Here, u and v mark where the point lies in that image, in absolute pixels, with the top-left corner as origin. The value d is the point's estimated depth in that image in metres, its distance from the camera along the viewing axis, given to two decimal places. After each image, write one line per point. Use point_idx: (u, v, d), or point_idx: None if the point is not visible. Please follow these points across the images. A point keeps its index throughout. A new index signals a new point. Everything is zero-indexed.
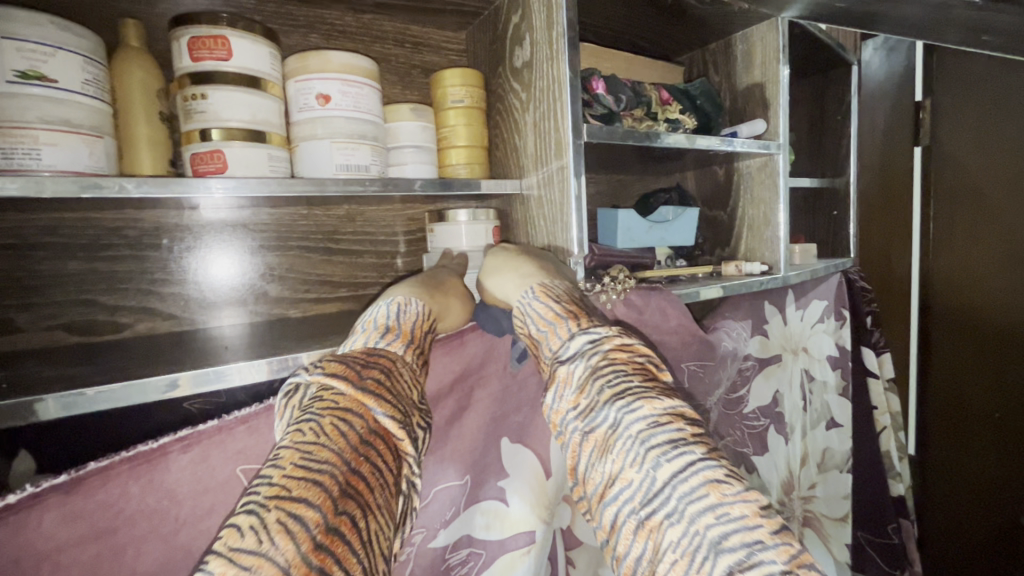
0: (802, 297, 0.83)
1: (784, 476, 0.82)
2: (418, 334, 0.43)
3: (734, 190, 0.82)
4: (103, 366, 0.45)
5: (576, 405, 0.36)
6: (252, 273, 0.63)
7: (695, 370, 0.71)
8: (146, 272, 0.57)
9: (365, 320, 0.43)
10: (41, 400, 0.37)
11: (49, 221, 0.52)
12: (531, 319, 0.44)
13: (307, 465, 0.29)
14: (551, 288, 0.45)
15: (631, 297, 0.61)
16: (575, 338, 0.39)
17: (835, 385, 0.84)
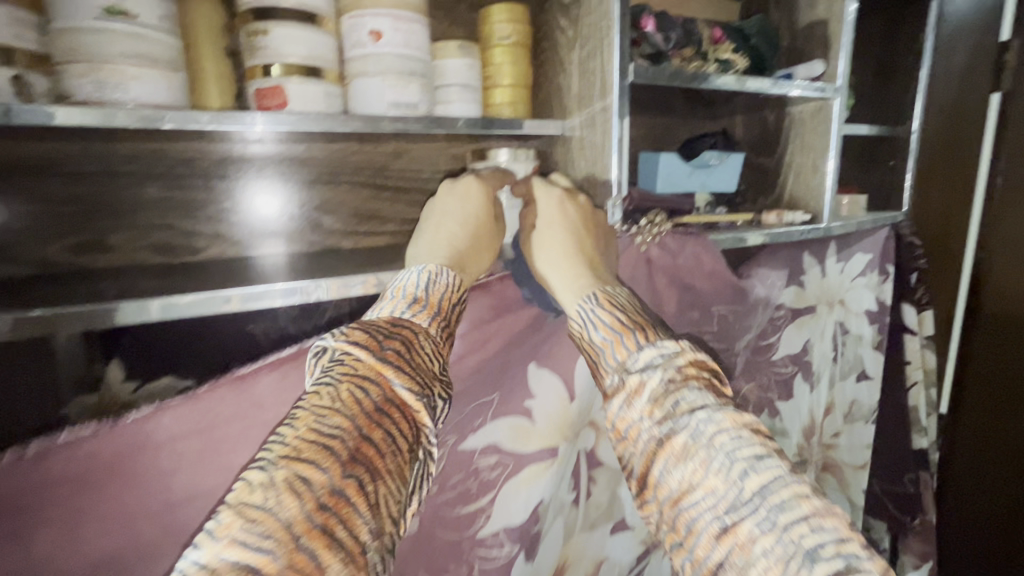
0: (845, 250, 0.82)
1: (807, 423, 0.85)
2: (444, 304, 0.49)
3: (783, 136, 0.80)
4: (184, 283, 0.51)
5: (651, 414, 0.41)
6: (307, 205, 0.67)
7: (726, 315, 0.73)
8: (214, 203, 0.63)
9: (397, 287, 0.48)
10: (147, 303, 0.44)
11: (131, 151, 0.57)
12: (592, 327, 0.48)
13: (320, 429, 0.33)
14: (615, 297, 0.49)
15: (665, 241, 0.62)
16: (644, 350, 0.44)
17: (871, 339, 0.83)
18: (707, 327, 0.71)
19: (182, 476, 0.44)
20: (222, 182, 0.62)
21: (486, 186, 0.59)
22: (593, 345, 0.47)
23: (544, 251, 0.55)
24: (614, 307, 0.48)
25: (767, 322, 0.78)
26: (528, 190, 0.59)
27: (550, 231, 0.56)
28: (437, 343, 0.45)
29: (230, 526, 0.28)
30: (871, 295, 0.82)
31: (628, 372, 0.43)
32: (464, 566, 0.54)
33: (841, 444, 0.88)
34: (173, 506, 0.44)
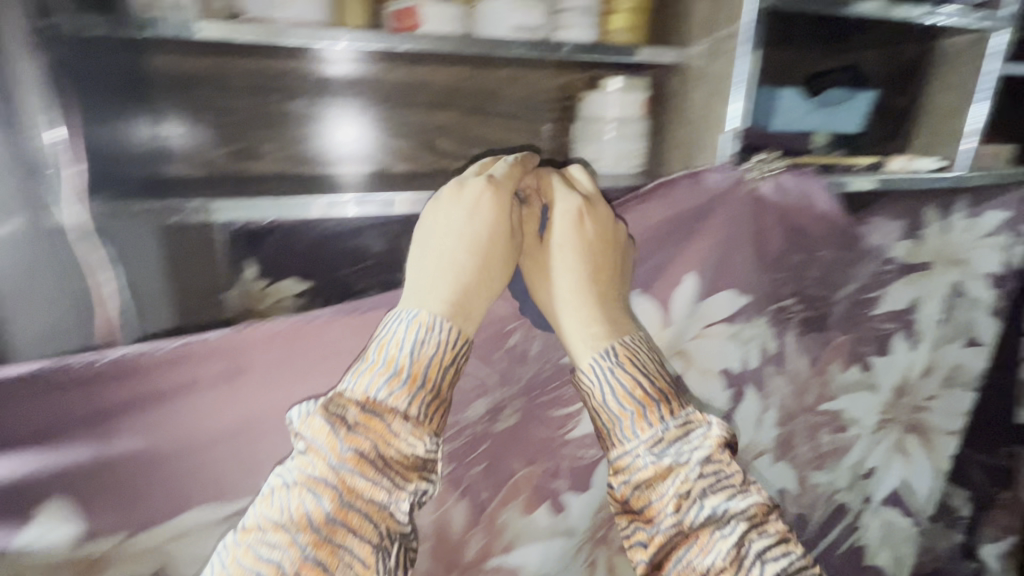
0: (977, 205, 0.76)
1: (904, 384, 0.81)
2: (432, 371, 0.43)
3: (922, 75, 0.74)
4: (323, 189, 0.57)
5: (676, 503, 0.42)
6: (417, 126, 0.70)
7: (833, 261, 0.70)
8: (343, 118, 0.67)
9: (382, 342, 0.43)
10: (313, 199, 0.50)
11: (271, 67, 0.62)
12: (612, 400, 0.47)
13: (259, 553, 0.35)
14: (636, 352, 0.50)
15: (784, 180, 0.61)
16: (664, 429, 0.45)
17: (987, 303, 0.80)
18: (808, 273, 0.69)
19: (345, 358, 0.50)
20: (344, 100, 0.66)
21: (498, 196, 0.50)
22: (609, 416, 0.47)
23: (561, 284, 0.52)
24: (637, 372, 0.48)
25: (874, 275, 0.74)
26: (532, 195, 0.55)
27: (559, 258, 0.53)
28: (419, 425, 0.41)
29: None
30: (997, 255, 0.79)
31: (652, 455, 0.44)
32: (553, 462, 0.60)
33: (937, 409, 0.84)
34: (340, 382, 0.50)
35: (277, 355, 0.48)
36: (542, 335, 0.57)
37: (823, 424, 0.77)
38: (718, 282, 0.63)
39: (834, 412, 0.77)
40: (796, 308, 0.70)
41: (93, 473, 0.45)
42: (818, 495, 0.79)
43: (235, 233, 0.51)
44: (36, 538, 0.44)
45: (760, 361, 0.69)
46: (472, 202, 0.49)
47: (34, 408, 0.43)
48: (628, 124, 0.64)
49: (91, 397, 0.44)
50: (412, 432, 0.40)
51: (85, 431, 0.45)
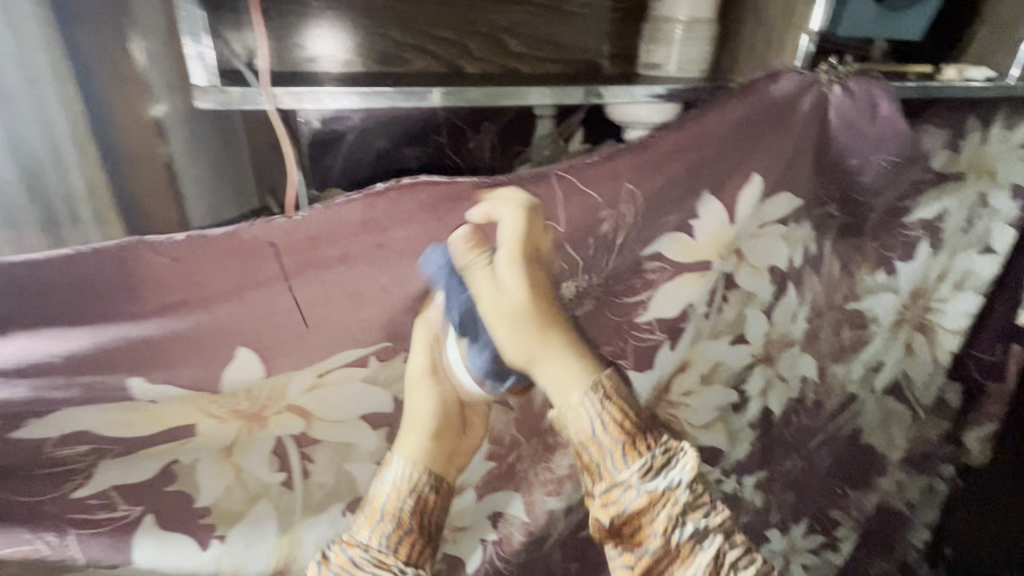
0: (1015, 117, 0.81)
1: (919, 283, 0.88)
2: (407, 517, 0.54)
3: None
4: (365, 83, 0.57)
5: (644, 495, 0.55)
6: (447, 32, 0.68)
7: (885, 167, 0.73)
8: (397, 15, 0.65)
9: (377, 500, 0.53)
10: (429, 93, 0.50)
11: None
12: (599, 429, 0.57)
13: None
14: (596, 399, 0.57)
15: (849, 84, 0.62)
16: (636, 465, 0.56)
17: (1005, 215, 0.88)
18: (858, 179, 0.72)
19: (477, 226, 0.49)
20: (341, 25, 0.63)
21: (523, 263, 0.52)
22: (602, 447, 0.57)
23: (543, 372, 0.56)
24: (598, 419, 0.57)
25: (911, 185, 0.79)
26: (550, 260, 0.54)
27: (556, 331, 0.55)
28: (382, 553, 0.52)
29: None
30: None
31: (641, 487, 0.56)
32: (621, 342, 0.65)
33: (945, 311, 0.94)
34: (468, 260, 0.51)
35: (420, 228, 0.47)
36: (620, 222, 0.58)
37: (845, 320, 0.85)
38: (783, 183, 0.67)
39: (857, 308, 0.85)
40: (838, 214, 0.75)
41: (268, 324, 0.45)
42: (831, 382, 0.89)
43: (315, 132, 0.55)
44: (237, 371, 0.45)
45: (803, 262, 0.75)
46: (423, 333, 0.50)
47: (240, 264, 0.42)
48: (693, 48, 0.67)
49: (294, 253, 0.44)
50: (375, 558, 0.51)
51: (280, 288, 0.44)
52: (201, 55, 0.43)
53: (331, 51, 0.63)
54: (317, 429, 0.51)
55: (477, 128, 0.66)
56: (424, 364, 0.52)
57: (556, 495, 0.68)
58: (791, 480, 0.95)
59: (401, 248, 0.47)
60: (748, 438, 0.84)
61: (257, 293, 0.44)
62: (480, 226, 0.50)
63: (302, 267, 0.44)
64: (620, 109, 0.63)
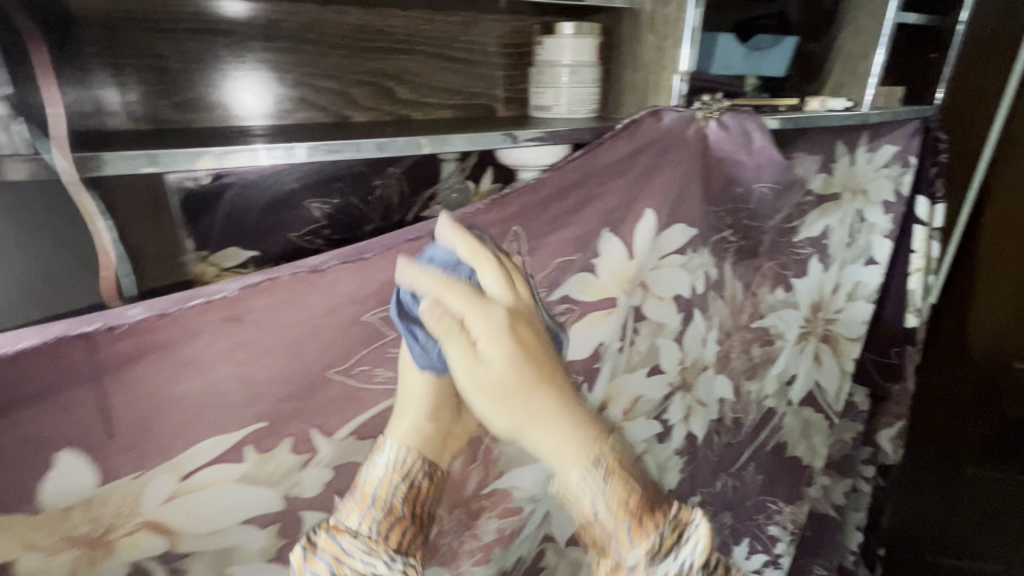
0: (875, 141, 0.89)
1: (816, 298, 0.93)
2: (404, 503, 0.43)
3: (839, 20, 0.80)
4: (231, 141, 0.54)
5: None
6: (309, 87, 0.65)
7: (766, 194, 0.77)
8: (268, 67, 0.62)
9: (371, 481, 0.43)
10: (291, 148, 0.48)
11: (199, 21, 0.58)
12: (604, 491, 0.39)
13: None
14: (616, 478, 0.40)
15: (724, 120, 0.66)
16: (651, 565, 0.40)
17: (881, 228, 0.95)
18: (745, 205, 0.76)
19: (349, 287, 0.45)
20: (243, 69, 0.61)
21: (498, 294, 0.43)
22: (605, 531, 0.40)
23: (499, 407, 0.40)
24: (598, 491, 0.39)
25: (795, 207, 0.84)
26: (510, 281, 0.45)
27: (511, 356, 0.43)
28: (372, 545, 0.41)
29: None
30: (890, 184, 0.93)
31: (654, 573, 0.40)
32: None
33: (843, 321, 1.00)
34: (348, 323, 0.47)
35: (282, 296, 0.43)
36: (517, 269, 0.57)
37: (754, 339, 0.87)
38: (676, 217, 0.68)
39: (764, 326, 0.88)
40: (733, 239, 0.78)
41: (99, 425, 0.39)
42: (749, 401, 0.91)
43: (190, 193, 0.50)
44: (63, 485, 0.39)
45: (706, 289, 0.77)
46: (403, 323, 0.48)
47: (48, 369, 0.36)
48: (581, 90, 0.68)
49: (124, 343, 0.38)
50: (364, 551, 0.41)
51: (124, 385, 0.39)
52: (5, 125, 0.42)
53: (252, 98, 0.62)
54: (185, 536, 0.45)
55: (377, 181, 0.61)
56: (412, 344, 0.48)
57: (484, 562, 0.65)
58: (727, 501, 0.96)
59: (261, 320, 0.42)
60: (677, 467, 0.84)
61: (82, 396, 0.38)
62: (353, 284, 0.46)
63: (134, 359, 0.39)
64: (510, 152, 0.63)
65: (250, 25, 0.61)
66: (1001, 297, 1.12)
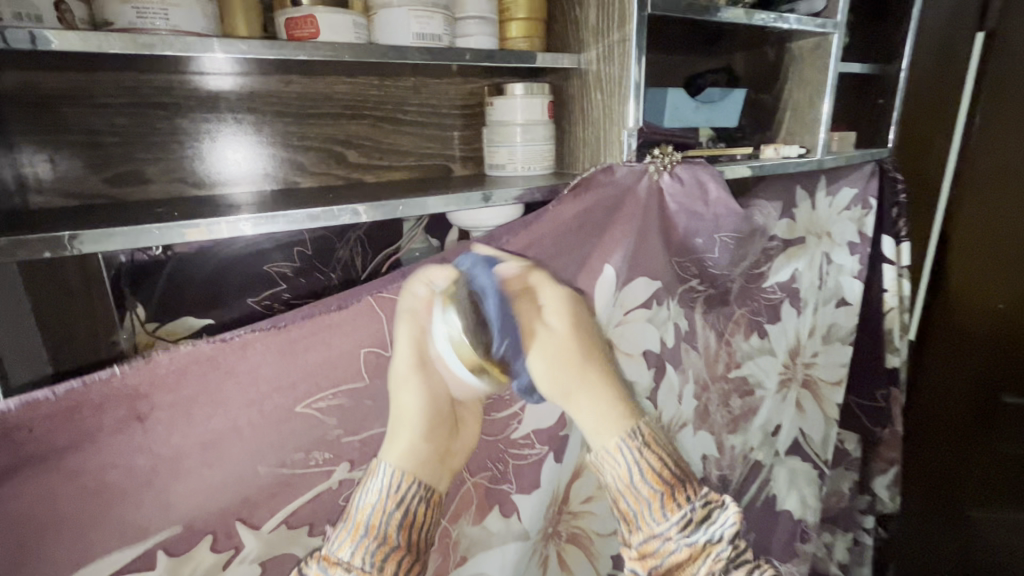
0: (833, 184, 0.90)
1: (793, 343, 0.91)
2: (393, 531, 0.50)
3: (783, 72, 0.82)
4: (158, 216, 0.52)
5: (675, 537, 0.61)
6: (268, 154, 0.64)
7: (728, 242, 0.77)
8: (209, 136, 0.61)
9: (360, 510, 0.49)
10: (215, 224, 0.48)
11: (134, 95, 0.57)
12: (641, 482, 0.62)
13: None
14: (641, 437, 0.63)
15: (676, 172, 0.66)
16: (667, 521, 0.61)
17: (850, 269, 0.94)
18: (708, 255, 0.75)
19: (267, 369, 0.46)
20: (213, 133, 0.61)
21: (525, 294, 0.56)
22: (639, 497, 0.62)
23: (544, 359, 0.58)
24: (631, 461, 0.62)
25: (762, 252, 0.83)
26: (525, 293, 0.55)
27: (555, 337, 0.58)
28: (365, 570, 0.48)
29: None
30: (853, 226, 0.94)
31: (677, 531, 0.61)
32: (500, 465, 0.60)
33: (821, 364, 0.97)
34: (265, 398, 0.46)
35: (196, 384, 0.44)
36: None
37: (732, 391, 0.84)
38: (636, 272, 0.67)
39: (741, 377, 0.85)
40: (700, 288, 0.76)
41: None
42: (734, 456, 0.87)
43: (128, 267, 0.56)
44: None
45: (676, 343, 0.74)
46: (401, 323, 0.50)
47: None
48: (535, 143, 0.67)
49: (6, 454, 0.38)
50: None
51: (47, 470, 0.40)
52: None
53: (235, 159, 0.63)
54: None
55: (333, 246, 0.66)
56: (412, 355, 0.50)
57: None
58: None
59: (167, 410, 0.43)
60: None
61: None
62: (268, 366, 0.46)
63: (15, 469, 0.39)
64: (461, 213, 0.61)
65: (189, 96, 0.59)
66: (982, 330, 1.09)
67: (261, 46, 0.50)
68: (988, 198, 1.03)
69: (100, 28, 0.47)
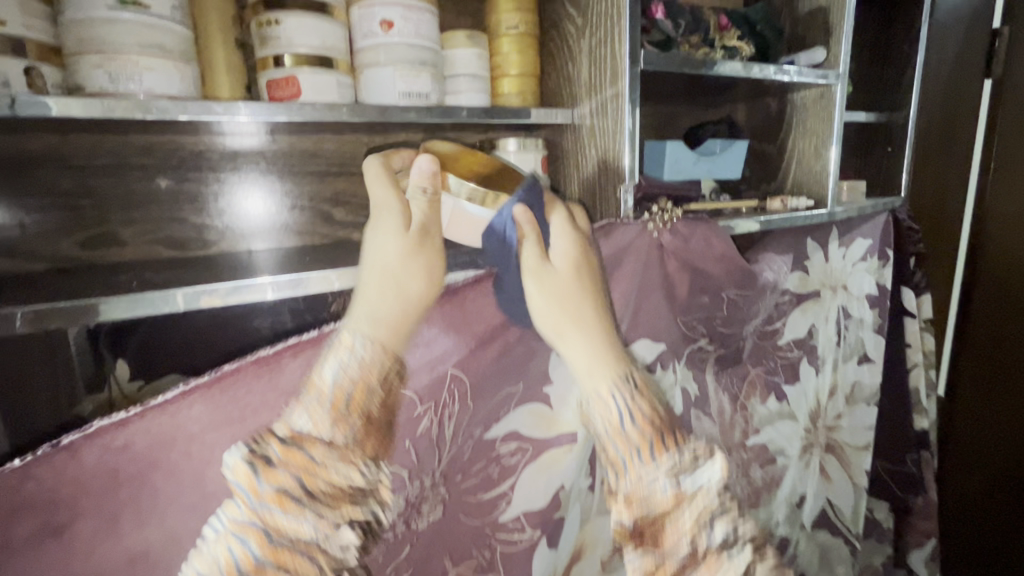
0: (846, 235, 0.85)
1: (813, 405, 0.85)
2: (357, 399, 0.46)
3: (785, 122, 0.80)
4: (124, 281, 0.49)
5: (679, 504, 0.52)
6: (272, 208, 0.63)
7: (737, 299, 0.72)
8: (189, 196, 0.59)
9: (326, 389, 0.44)
10: (172, 293, 0.44)
11: (113, 157, 0.55)
12: (628, 424, 0.53)
13: (262, 561, 0.40)
14: (636, 400, 0.54)
15: (677, 227, 0.62)
16: (677, 478, 0.52)
17: (871, 322, 0.88)
18: (716, 312, 0.71)
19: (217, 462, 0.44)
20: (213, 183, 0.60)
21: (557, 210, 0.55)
22: (628, 442, 0.53)
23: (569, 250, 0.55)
24: (626, 412, 0.54)
25: (774, 308, 0.78)
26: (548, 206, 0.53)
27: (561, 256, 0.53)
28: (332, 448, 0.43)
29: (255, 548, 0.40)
30: (871, 279, 0.88)
31: (670, 482, 0.52)
32: (486, 553, 0.56)
33: (845, 427, 0.90)
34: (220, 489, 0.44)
35: (146, 468, 0.42)
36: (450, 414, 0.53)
37: (750, 459, 0.77)
38: (636, 334, 0.62)
39: (761, 444, 0.79)
40: (710, 348, 0.71)
41: None
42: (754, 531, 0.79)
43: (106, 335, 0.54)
44: None
45: (685, 409, 0.68)
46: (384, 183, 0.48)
47: None
48: None
49: None
50: (331, 454, 0.43)
51: None
52: None
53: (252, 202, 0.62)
54: None
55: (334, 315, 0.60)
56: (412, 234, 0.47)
57: None
58: None
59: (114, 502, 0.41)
60: None
61: None
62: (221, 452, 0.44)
63: None
64: None
65: (169, 155, 0.57)
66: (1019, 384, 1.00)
67: (236, 107, 0.48)
68: (1013, 247, 0.98)
69: (74, 92, 0.45)
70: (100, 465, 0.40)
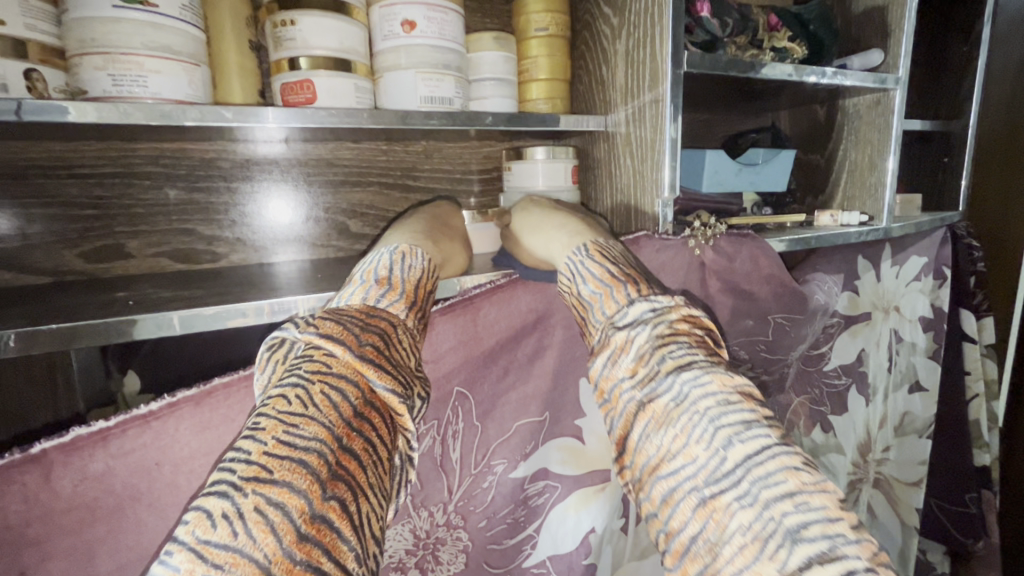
0: (899, 253, 0.78)
1: (861, 437, 0.78)
2: (420, 293, 0.40)
3: (835, 131, 0.74)
4: (126, 297, 0.46)
5: (634, 373, 0.35)
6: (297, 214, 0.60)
7: (784, 324, 0.66)
8: (198, 206, 0.56)
9: (368, 269, 0.40)
10: (169, 316, 0.40)
11: (120, 166, 0.52)
12: (581, 278, 0.41)
13: (291, 442, 0.26)
14: (606, 249, 0.43)
15: (721, 243, 0.56)
16: (635, 304, 0.37)
17: (925, 348, 0.77)
18: (761, 336, 0.65)
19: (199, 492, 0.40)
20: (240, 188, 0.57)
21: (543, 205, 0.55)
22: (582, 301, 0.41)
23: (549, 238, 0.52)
24: (579, 274, 0.42)
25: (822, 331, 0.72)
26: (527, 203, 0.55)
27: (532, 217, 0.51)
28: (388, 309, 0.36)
29: (274, 430, 0.27)
30: (926, 300, 0.76)
31: (621, 326, 0.37)
32: None
33: (892, 460, 0.83)
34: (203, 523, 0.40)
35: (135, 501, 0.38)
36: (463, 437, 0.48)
37: None
38: None
39: None
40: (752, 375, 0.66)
41: None
42: None
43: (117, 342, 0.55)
44: None
45: None
46: (415, 214, 0.54)
47: None
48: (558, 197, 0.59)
49: None
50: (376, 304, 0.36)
51: None
52: None
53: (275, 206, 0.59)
54: None
55: None
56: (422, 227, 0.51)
57: None
58: None
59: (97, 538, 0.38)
60: None
61: None
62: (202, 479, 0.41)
63: None
64: None
65: (177, 163, 0.55)
66: None
67: (246, 113, 0.45)
68: None
69: (75, 96, 0.43)
70: (73, 503, 0.36)
